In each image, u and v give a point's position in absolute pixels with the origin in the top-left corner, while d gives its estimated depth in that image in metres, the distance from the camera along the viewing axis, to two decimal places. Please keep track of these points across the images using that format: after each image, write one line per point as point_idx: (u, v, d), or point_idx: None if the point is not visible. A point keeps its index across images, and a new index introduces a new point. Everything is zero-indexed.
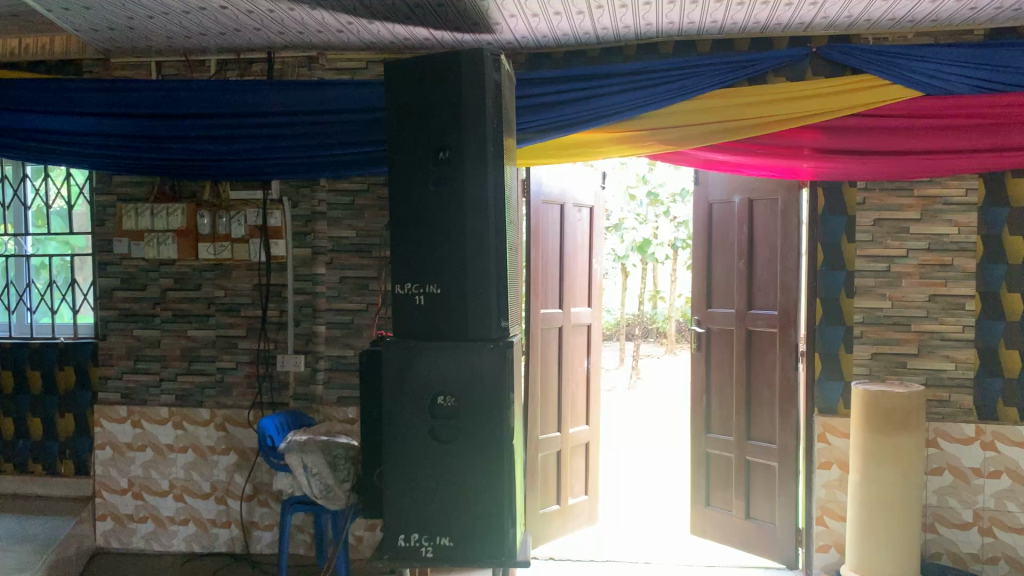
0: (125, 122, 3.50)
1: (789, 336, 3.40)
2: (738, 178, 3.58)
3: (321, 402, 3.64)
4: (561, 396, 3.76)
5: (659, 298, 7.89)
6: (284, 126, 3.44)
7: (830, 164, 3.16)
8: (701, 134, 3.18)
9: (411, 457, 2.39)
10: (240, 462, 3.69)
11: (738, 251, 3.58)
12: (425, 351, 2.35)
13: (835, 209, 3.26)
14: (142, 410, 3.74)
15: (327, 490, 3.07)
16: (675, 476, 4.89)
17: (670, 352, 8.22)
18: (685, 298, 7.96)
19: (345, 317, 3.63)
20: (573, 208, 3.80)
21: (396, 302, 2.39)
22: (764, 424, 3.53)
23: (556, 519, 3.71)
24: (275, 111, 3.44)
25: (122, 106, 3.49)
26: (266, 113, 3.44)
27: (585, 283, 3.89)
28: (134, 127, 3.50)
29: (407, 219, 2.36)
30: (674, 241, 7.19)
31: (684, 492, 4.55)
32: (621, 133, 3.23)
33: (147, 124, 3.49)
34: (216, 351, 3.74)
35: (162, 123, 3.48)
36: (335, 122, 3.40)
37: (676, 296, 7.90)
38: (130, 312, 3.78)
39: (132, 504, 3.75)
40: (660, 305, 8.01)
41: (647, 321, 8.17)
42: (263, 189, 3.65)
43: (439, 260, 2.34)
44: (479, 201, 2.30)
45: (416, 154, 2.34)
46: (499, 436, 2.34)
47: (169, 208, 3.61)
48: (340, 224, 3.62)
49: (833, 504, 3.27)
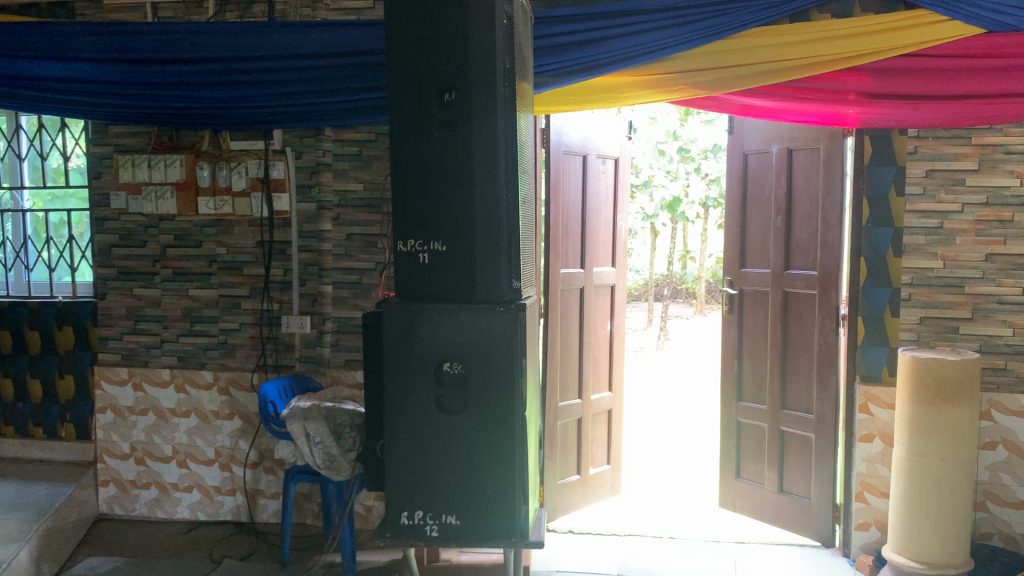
0: (127, 69, 3.21)
1: (830, 299, 3.14)
2: (777, 125, 3.30)
3: (328, 365, 3.45)
4: (583, 361, 3.54)
5: (689, 258, 7.62)
6: (283, 72, 3.14)
7: (877, 110, 2.90)
8: (735, 77, 2.90)
9: (415, 432, 2.17)
10: (244, 427, 3.52)
11: (775, 206, 3.31)
12: (430, 315, 2.12)
13: (884, 158, 2.98)
14: (143, 372, 3.58)
15: (330, 459, 2.89)
16: (702, 444, 4.67)
17: (699, 312, 7.97)
18: (716, 258, 7.67)
19: (352, 277, 3.42)
20: (597, 159, 3.54)
21: (397, 260, 2.14)
22: (800, 392, 3.28)
23: (576, 490, 3.51)
24: (266, 54, 3.10)
25: (123, 52, 3.17)
26: (259, 58, 3.12)
27: (609, 241, 3.63)
28: (129, 74, 3.22)
29: (408, 169, 2.10)
30: (705, 199, 6.87)
31: (710, 461, 4.34)
32: (648, 76, 2.96)
33: (139, 71, 3.20)
34: (218, 312, 3.55)
35: (152, 70, 3.19)
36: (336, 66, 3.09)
37: (706, 256, 7.61)
38: (128, 271, 3.60)
39: (134, 469, 3.61)
40: (690, 265, 7.74)
41: (677, 281, 7.92)
42: (264, 139, 3.42)
43: (444, 214, 2.10)
44: (489, 150, 2.06)
45: (417, 96, 2.08)
46: (511, 408, 2.13)
47: (167, 159, 3.45)
48: (346, 176, 3.39)
49: (874, 480, 3.03)
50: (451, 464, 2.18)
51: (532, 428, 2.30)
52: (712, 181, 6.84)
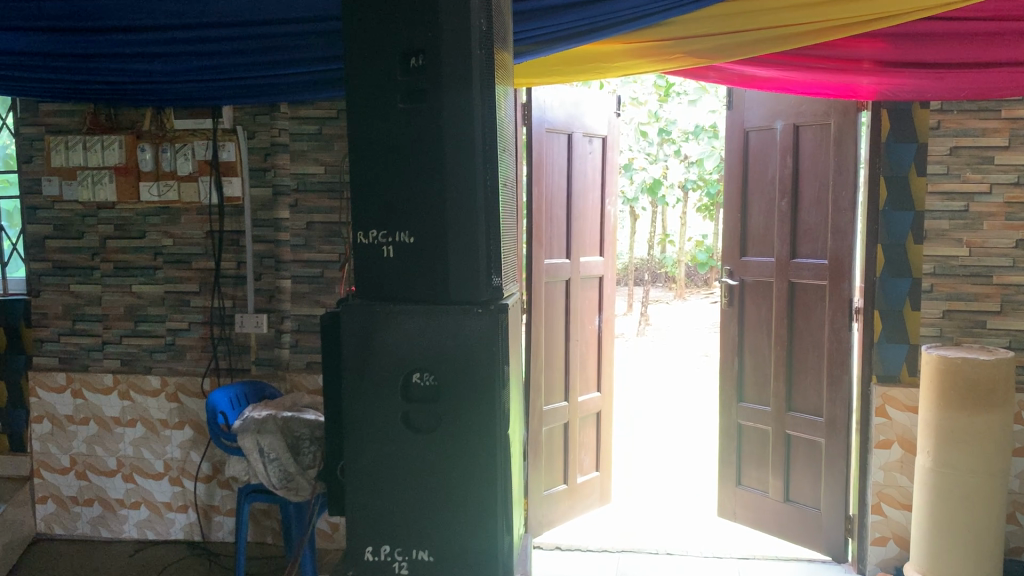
0: (46, 39, 2.72)
1: (842, 290, 2.85)
2: (782, 99, 2.99)
3: (288, 369, 3.12)
4: (569, 361, 3.23)
5: (668, 242, 7.35)
6: (216, 43, 2.68)
7: (895, 81, 2.59)
8: (740, 44, 2.55)
9: (379, 455, 1.85)
10: (196, 438, 3.19)
11: (780, 189, 3.01)
12: (395, 318, 1.79)
13: (902, 134, 2.68)
14: (83, 377, 3.23)
15: (287, 479, 2.57)
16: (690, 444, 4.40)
17: (679, 297, 7.72)
18: (697, 241, 7.41)
19: (314, 270, 3.07)
20: (584, 138, 3.21)
21: (358, 253, 1.82)
22: (808, 392, 2.99)
23: (563, 501, 3.22)
24: (195, 23, 2.61)
25: (35, 19, 2.65)
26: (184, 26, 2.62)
27: (596, 227, 3.31)
28: (47, 46, 2.76)
29: (369, 145, 1.77)
30: (684, 181, 6.59)
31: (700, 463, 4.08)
32: (642, 43, 2.59)
33: (56, 43, 2.73)
34: (165, 310, 3.20)
35: (68, 40, 2.71)
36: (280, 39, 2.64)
37: (686, 240, 7.33)
38: (64, 265, 3.24)
39: (75, 485, 3.27)
40: (670, 249, 7.47)
41: (657, 266, 7.64)
42: (212, 117, 3.07)
43: (410, 201, 1.77)
44: (463, 125, 1.72)
45: (378, 61, 1.74)
46: (491, 429, 1.80)
47: (105, 140, 3.09)
48: (305, 157, 3.04)
49: (891, 490, 2.74)
50: (423, 493, 1.85)
51: (518, 451, 1.97)
52: (691, 163, 6.55)
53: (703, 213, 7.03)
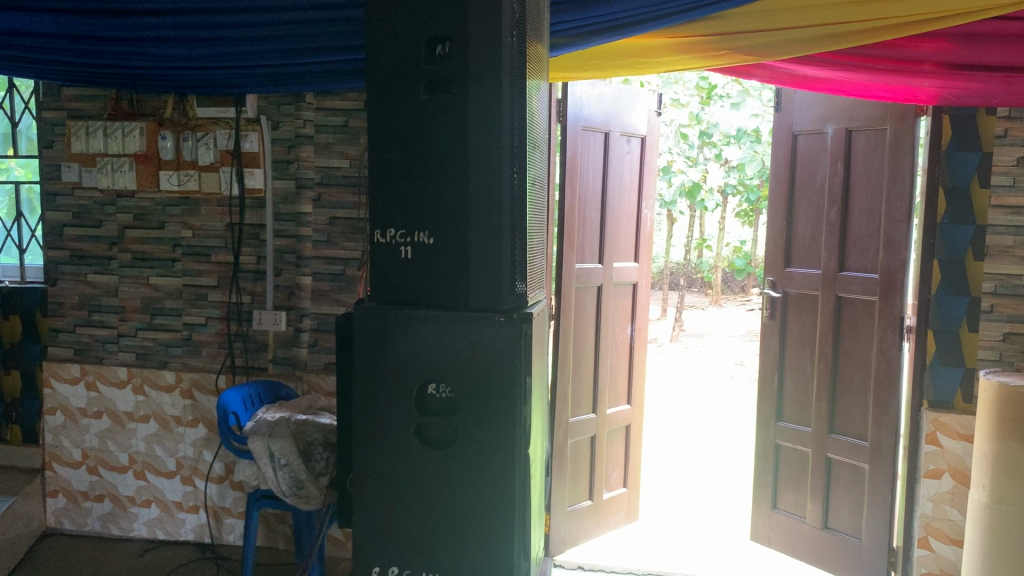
0: (66, 21, 2.61)
1: (892, 308, 2.66)
2: (833, 102, 2.81)
3: (305, 369, 3.00)
4: (599, 371, 3.08)
5: (706, 247, 7.15)
6: (237, 29, 2.56)
7: (957, 85, 2.41)
8: (791, 41, 2.38)
9: (389, 472, 1.71)
10: (209, 437, 3.09)
11: (829, 197, 2.83)
12: (412, 323, 1.65)
13: (965, 143, 2.50)
14: (97, 370, 3.14)
15: (297, 486, 2.44)
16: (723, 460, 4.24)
17: (715, 304, 7.54)
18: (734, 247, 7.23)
19: (335, 267, 2.95)
20: (621, 138, 3.05)
21: (375, 253, 1.68)
22: (851, 414, 2.81)
23: (587, 517, 3.07)
24: (213, 7, 2.49)
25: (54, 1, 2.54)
26: (205, 10, 2.50)
27: (632, 231, 3.16)
28: (65, 29, 2.65)
29: (388, 137, 1.64)
30: (724, 186, 6.45)
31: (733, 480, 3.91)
32: (685, 38, 2.43)
33: (74, 26, 2.63)
34: (182, 304, 3.11)
35: (86, 23, 2.60)
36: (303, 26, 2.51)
37: (724, 245, 7.14)
38: (82, 254, 3.16)
39: (86, 480, 3.18)
40: (706, 254, 7.29)
41: (693, 270, 7.48)
42: (236, 106, 2.96)
43: (432, 199, 1.63)
44: (489, 117, 1.57)
45: (402, 49, 1.61)
46: (510, 449, 1.64)
47: (125, 127, 3.00)
48: (330, 150, 2.92)
49: (939, 523, 2.55)
50: (434, 516, 1.70)
51: (539, 475, 1.81)
52: (732, 167, 6.36)
53: (741, 219, 6.83)
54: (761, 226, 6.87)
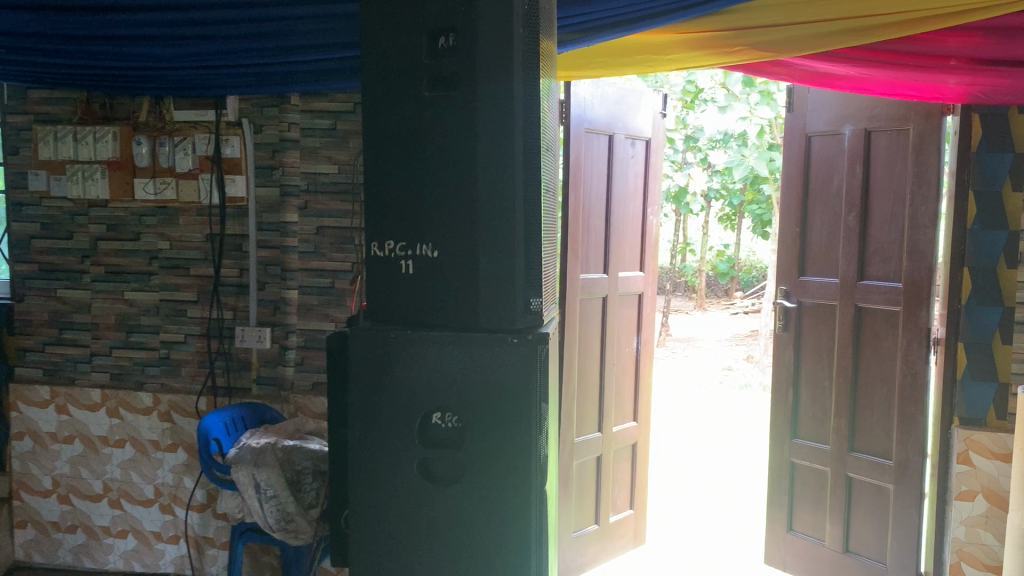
0: (31, 17, 2.41)
1: (918, 319, 2.51)
2: (849, 101, 2.66)
3: (292, 390, 2.80)
4: (604, 389, 2.91)
5: (690, 251, 7.19)
6: (214, 24, 2.36)
7: (987, 82, 2.26)
8: (815, 36, 2.21)
9: (385, 513, 1.50)
10: (190, 462, 2.88)
11: (847, 202, 2.68)
12: (413, 346, 1.44)
13: (997, 143, 2.35)
14: (68, 392, 2.94)
15: (285, 520, 2.25)
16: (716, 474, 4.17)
17: (699, 307, 7.43)
18: (717, 251, 7.26)
19: (324, 280, 2.75)
20: (626, 140, 2.89)
21: (372, 268, 1.49)
22: (873, 431, 2.66)
23: (593, 543, 2.90)
24: None
25: None
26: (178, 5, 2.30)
27: (636, 239, 2.99)
28: (29, 26, 2.45)
29: (388, 140, 1.46)
30: (707, 191, 6.53)
31: (730, 495, 3.84)
32: (700, 33, 2.26)
33: (38, 23, 2.42)
34: (159, 320, 2.91)
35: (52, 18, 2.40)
36: (286, 21, 2.31)
37: (707, 249, 7.22)
38: (51, 268, 2.96)
39: (57, 509, 2.98)
40: (690, 258, 7.37)
41: (677, 275, 7.48)
42: (217, 108, 2.77)
43: (435, 207, 1.44)
44: (500, 114, 1.38)
45: (402, 42, 1.43)
46: (524, 490, 1.43)
47: (97, 131, 2.80)
48: (317, 155, 2.71)
49: (972, 548, 2.39)
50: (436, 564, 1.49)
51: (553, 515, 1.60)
52: (717, 171, 6.22)
53: (723, 223, 7.02)
54: (742, 232, 7.22)
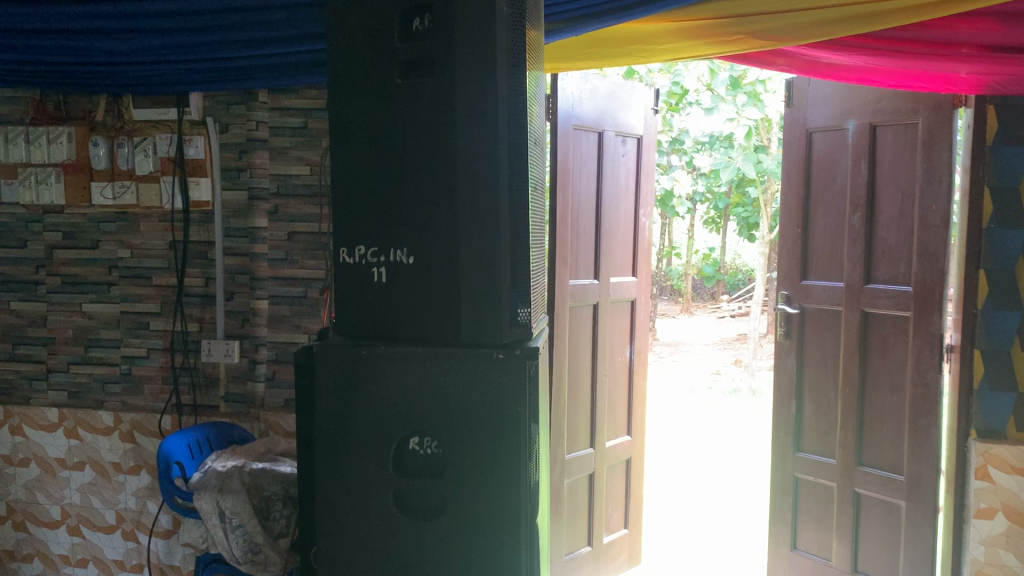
0: None
1: (930, 324, 2.36)
2: (854, 94, 2.52)
3: (263, 408, 2.60)
4: (596, 402, 2.75)
5: (674, 255, 7.08)
6: None
7: (1003, 70, 2.11)
8: (818, 23, 2.05)
9: (359, 552, 1.31)
10: (153, 486, 2.68)
11: (851, 201, 2.53)
12: (386, 363, 1.26)
13: (1014, 137, 2.20)
14: (22, 412, 2.76)
15: (253, 551, 2.05)
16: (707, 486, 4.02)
17: (685, 312, 7.31)
18: (703, 254, 7.15)
19: (296, 289, 2.55)
20: (616, 138, 2.73)
21: (339, 276, 1.31)
22: (883, 444, 2.50)
23: (587, 566, 2.74)
24: None
25: None
26: None
27: (628, 242, 2.84)
28: None
29: (353, 132, 1.28)
30: (692, 194, 6.32)
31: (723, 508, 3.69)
32: (695, 21, 2.10)
33: None
34: (120, 334, 2.71)
35: None
36: None
37: (693, 252, 7.11)
38: (3, 279, 2.78)
39: (12, 537, 2.80)
40: (675, 262, 7.25)
41: (662, 279, 7.35)
42: (178, 106, 2.58)
43: (409, 206, 1.26)
44: (481, 97, 1.20)
45: (368, 22, 1.25)
46: (514, 527, 1.24)
47: (51, 132, 2.63)
48: (287, 155, 2.51)
49: (993, 569, 2.23)
50: None
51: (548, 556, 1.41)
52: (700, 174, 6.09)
53: (709, 226, 6.92)
54: (727, 234, 7.09)
